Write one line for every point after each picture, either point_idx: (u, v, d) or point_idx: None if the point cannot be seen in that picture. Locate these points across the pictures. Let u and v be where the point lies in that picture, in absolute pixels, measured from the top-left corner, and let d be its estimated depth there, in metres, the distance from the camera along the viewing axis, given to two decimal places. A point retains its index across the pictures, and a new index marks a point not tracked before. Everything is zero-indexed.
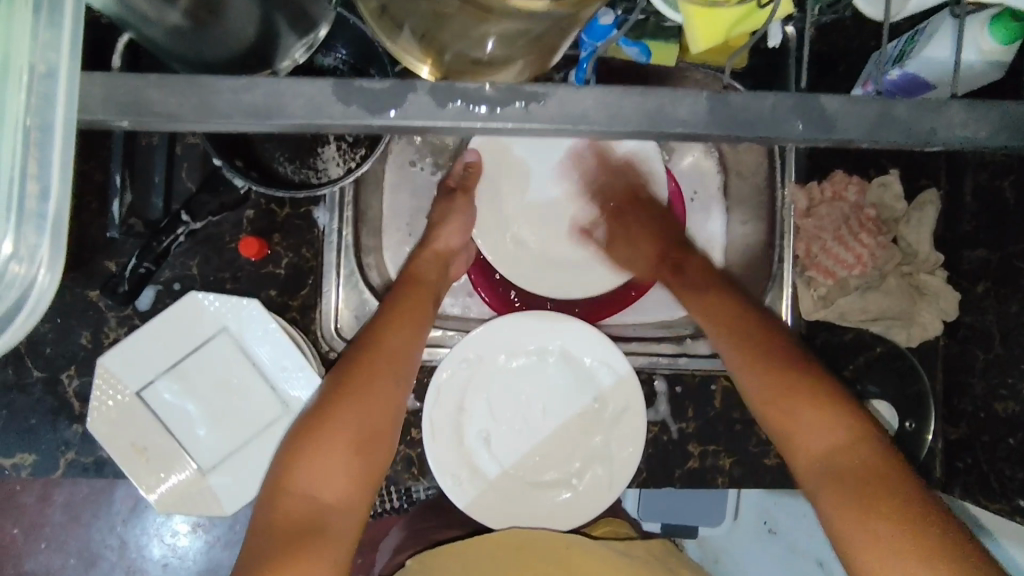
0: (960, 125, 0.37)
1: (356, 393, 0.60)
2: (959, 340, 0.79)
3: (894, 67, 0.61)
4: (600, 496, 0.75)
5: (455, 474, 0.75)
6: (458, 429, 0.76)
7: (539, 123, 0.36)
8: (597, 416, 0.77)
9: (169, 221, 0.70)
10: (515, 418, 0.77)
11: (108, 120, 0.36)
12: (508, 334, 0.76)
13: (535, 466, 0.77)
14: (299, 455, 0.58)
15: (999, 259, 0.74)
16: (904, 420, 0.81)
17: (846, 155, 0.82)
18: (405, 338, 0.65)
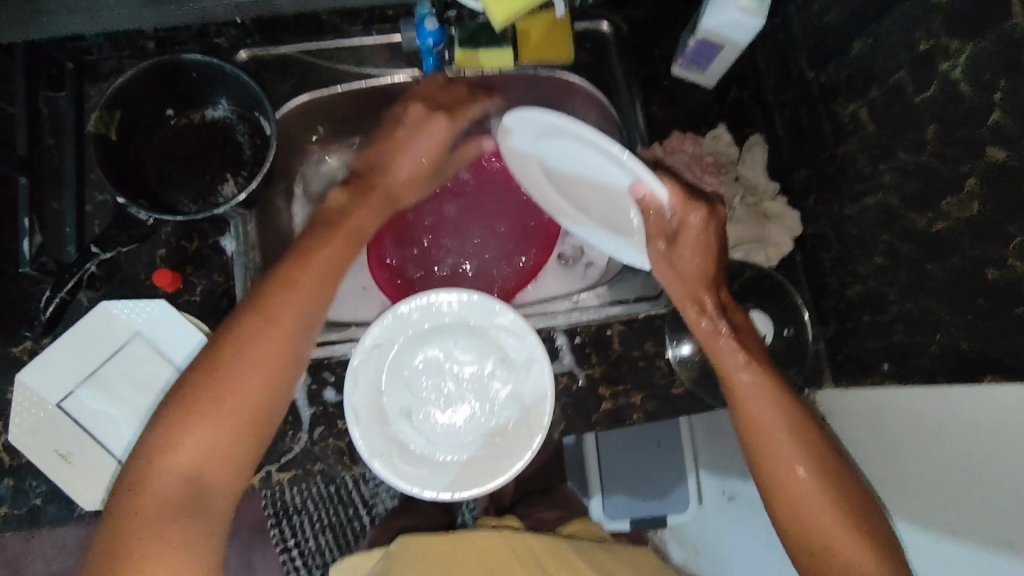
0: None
1: (238, 380, 0.66)
2: (809, 249, 0.91)
3: (692, 38, 0.88)
4: (521, 444, 0.80)
5: (383, 449, 0.80)
6: (379, 409, 0.81)
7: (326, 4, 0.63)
8: (505, 373, 0.84)
9: (81, 257, 0.76)
10: (432, 393, 0.84)
11: None
12: (411, 315, 0.83)
13: (457, 430, 0.83)
14: (173, 434, 0.64)
15: (815, 172, 0.87)
16: (783, 328, 0.90)
17: (680, 120, 0.96)
18: (279, 337, 0.68)
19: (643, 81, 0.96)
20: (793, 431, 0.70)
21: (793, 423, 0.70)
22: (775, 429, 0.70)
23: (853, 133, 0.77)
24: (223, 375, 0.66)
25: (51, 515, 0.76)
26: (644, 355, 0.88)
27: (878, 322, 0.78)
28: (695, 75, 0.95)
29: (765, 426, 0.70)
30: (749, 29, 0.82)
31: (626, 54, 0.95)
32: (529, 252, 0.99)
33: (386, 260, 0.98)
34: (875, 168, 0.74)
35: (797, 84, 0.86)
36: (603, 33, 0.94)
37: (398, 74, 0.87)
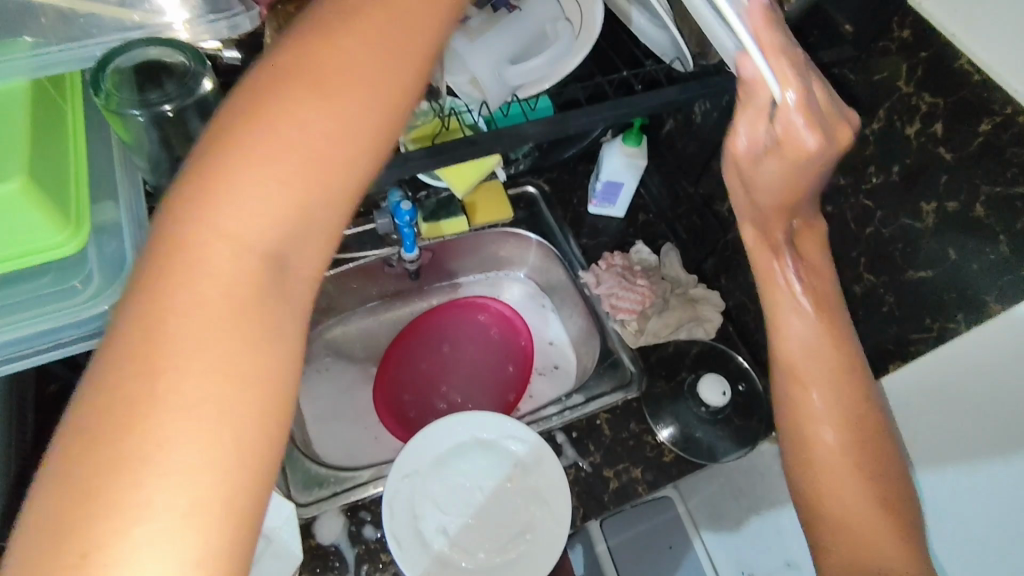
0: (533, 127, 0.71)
1: (208, 287, 0.41)
2: (735, 318, 1.12)
3: (598, 182, 1.16)
4: (553, 535, 0.89)
5: (429, 571, 0.86)
6: (418, 534, 0.88)
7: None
8: (522, 476, 0.94)
9: None
10: (461, 508, 0.92)
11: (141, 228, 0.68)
12: (430, 442, 0.94)
13: (493, 538, 0.90)
14: (138, 388, 0.38)
15: (719, 258, 1.12)
16: (738, 384, 1.07)
17: (607, 244, 1.20)
18: (271, 198, 0.44)
19: (571, 221, 1.22)
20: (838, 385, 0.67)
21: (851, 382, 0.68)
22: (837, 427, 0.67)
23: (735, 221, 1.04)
24: (202, 258, 0.42)
25: None
26: (632, 433, 1.02)
27: None
28: (609, 210, 1.21)
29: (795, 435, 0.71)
30: (635, 168, 1.12)
31: (553, 205, 1.22)
32: (515, 377, 1.18)
33: (394, 408, 1.14)
34: None
35: (684, 200, 1.15)
36: (531, 193, 1.22)
37: (380, 251, 1.12)
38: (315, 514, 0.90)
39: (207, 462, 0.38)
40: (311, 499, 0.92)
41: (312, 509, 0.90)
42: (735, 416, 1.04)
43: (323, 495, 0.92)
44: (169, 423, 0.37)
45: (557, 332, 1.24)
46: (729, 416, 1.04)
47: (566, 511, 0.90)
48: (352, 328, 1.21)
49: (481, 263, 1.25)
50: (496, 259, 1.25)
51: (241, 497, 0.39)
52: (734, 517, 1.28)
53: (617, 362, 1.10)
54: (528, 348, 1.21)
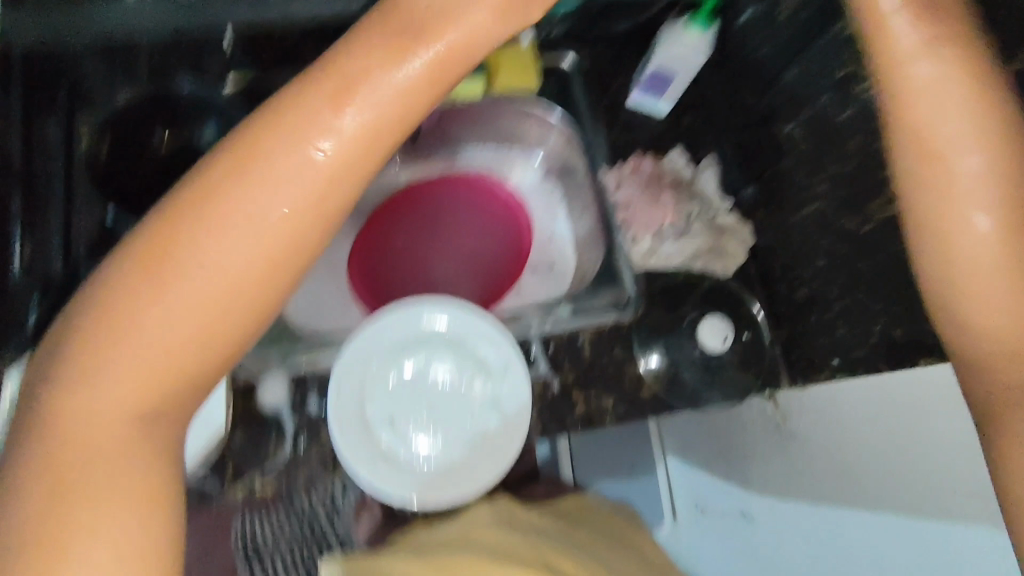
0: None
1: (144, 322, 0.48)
2: (762, 258, 0.98)
3: (645, 69, 0.98)
4: (506, 450, 0.84)
5: (367, 459, 0.82)
6: (363, 417, 0.84)
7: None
8: (485, 382, 0.87)
9: (73, 272, 0.81)
10: (413, 402, 0.86)
11: None
12: (390, 329, 0.85)
13: (438, 437, 0.85)
14: (76, 398, 0.48)
15: (763, 188, 0.95)
16: (741, 332, 0.96)
17: (640, 144, 1.04)
18: (217, 266, 0.48)
19: (604, 110, 1.04)
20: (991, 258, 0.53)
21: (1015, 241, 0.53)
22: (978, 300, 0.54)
23: (792, 149, 0.86)
24: (149, 298, 0.48)
25: None
26: (613, 360, 0.93)
27: (826, 322, 0.85)
28: (651, 106, 1.02)
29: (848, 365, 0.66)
30: (693, 62, 0.96)
31: (589, 85, 1.04)
32: (503, 271, 1.06)
33: (367, 280, 1.04)
34: (812, 180, 0.83)
35: (742, 109, 0.95)
36: (565, 69, 1.03)
37: None
38: (260, 376, 0.84)
39: (113, 476, 0.47)
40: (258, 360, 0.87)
41: (256, 371, 0.84)
42: (729, 364, 0.95)
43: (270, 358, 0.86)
44: (93, 421, 0.48)
45: (560, 227, 1.10)
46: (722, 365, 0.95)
47: (521, 426, 0.85)
48: None
49: (492, 134, 1.08)
50: (512, 134, 1.08)
51: (157, 491, 0.49)
52: (705, 452, 1.23)
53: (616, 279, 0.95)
54: (524, 242, 1.08)
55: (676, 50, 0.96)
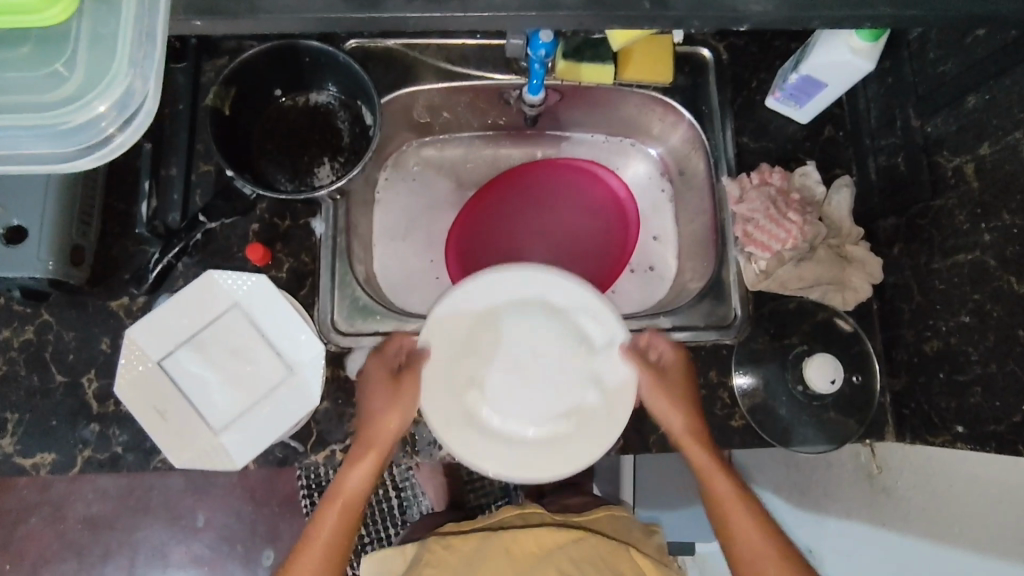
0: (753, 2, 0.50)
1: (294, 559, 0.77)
2: (888, 299, 0.89)
3: (793, 73, 0.87)
4: (605, 432, 0.77)
5: (455, 423, 0.78)
6: (437, 376, 0.78)
7: (476, 11, 0.49)
8: (585, 357, 0.81)
9: (188, 224, 0.82)
10: (505, 366, 0.82)
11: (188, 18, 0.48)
12: (487, 291, 0.80)
13: (519, 408, 0.80)
14: None
15: (905, 222, 0.86)
16: (851, 374, 0.89)
17: (769, 154, 0.96)
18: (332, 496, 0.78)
19: (737, 110, 0.96)
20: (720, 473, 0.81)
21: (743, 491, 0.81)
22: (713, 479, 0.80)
23: (955, 187, 0.77)
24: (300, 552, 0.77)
25: (130, 462, 0.81)
26: (707, 383, 0.89)
27: (956, 383, 0.78)
28: (791, 111, 0.94)
29: (716, 481, 0.80)
30: (854, 71, 0.82)
31: (724, 81, 0.96)
32: (603, 267, 1.03)
33: (461, 258, 1.02)
34: (974, 226, 0.74)
35: (898, 131, 0.85)
36: (703, 58, 0.96)
37: (500, 75, 0.94)
38: (352, 346, 0.85)
39: None
40: (353, 329, 0.87)
41: (350, 341, 0.86)
42: (833, 408, 0.89)
43: (364, 329, 0.87)
44: None
45: (664, 226, 1.05)
46: (823, 406, 0.89)
47: (622, 413, 0.78)
48: (445, 153, 1.05)
49: (610, 122, 1.03)
50: (630, 125, 1.03)
51: None
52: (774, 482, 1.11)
53: (720, 299, 0.92)
54: (627, 239, 1.03)
55: (837, 56, 0.81)
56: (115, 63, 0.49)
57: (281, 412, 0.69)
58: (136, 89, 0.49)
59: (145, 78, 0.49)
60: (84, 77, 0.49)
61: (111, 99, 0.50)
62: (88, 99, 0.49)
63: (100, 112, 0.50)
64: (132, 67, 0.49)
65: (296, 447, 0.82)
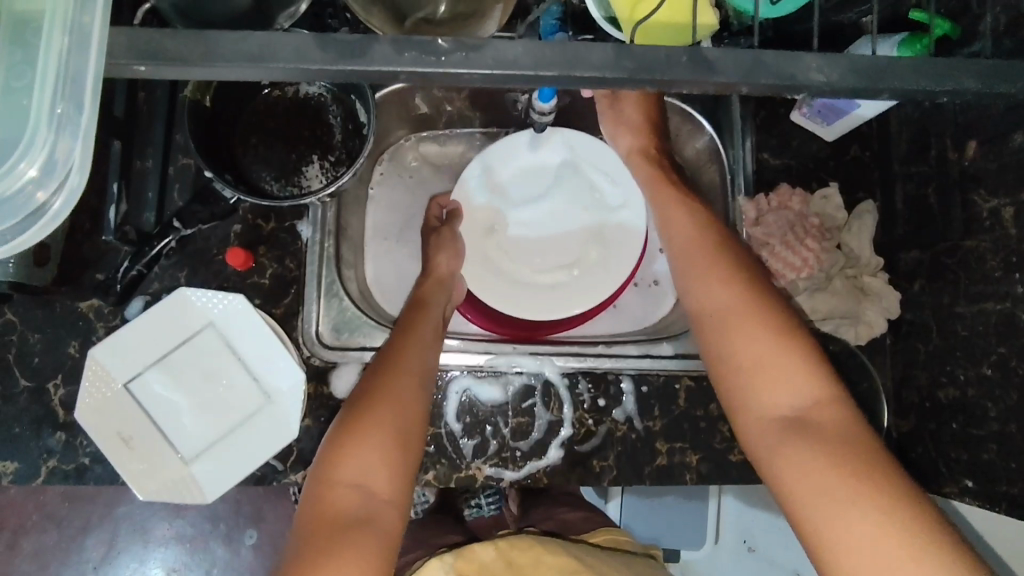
0: (817, 71, 0.39)
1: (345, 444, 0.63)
2: (903, 335, 0.85)
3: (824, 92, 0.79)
4: (600, 278, 0.90)
5: (490, 285, 0.90)
6: (478, 208, 0.91)
7: (481, 69, 0.38)
8: (597, 201, 0.91)
9: (161, 229, 0.76)
10: (530, 195, 0.92)
11: (128, 64, 0.37)
12: (504, 149, 0.91)
13: (534, 215, 0.91)
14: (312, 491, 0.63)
15: (929, 258, 0.81)
16: (858, 414, 0.85)
17: (790, 172, 0.90)
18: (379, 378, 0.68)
19: (759, 124, 0.89)
20: (739, 310, 0.62)
21: (797, 359, 0.59)
22: (738, 324, 0.61)
23: (989, 231, 0.71)
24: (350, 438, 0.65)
25: (97, 474, 0.76)
26: (708, 416, 0.84)
27: (969, 435, 0.74)
28: (817, 127, 0.88)
29: (778, 368, 0.59)
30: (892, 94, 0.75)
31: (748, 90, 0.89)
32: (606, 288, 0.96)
33: None
34: (1007, 275, 0.69)
35: (932, 160, 0.79)
36: None
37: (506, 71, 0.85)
38: (337, 361, 0.80)
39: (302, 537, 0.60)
40: (338, 343, 0.82)
41: (335, 356, 0.80)
42: None
43: (351, 344, 0.82)
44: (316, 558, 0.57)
45: None
46: None
47: (620, 264, 0.90)
48: (445, 149, 0.97)
49: None
50: None
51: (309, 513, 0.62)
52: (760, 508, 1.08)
53: None
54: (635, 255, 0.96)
55: None
56: (35, 124, 0.40)
57: (256, 442, 0.64)
58: (62, 152, 0.40)
59: (70, 132, 0.40)
60: (8, 136, 0.41)
61: (38, 163, 0.40)
62: (12, 160, 0.40)
63: (27, 176, 0.41)
64: (52, 127, 0.40)
65: (274, 466, 0.78)
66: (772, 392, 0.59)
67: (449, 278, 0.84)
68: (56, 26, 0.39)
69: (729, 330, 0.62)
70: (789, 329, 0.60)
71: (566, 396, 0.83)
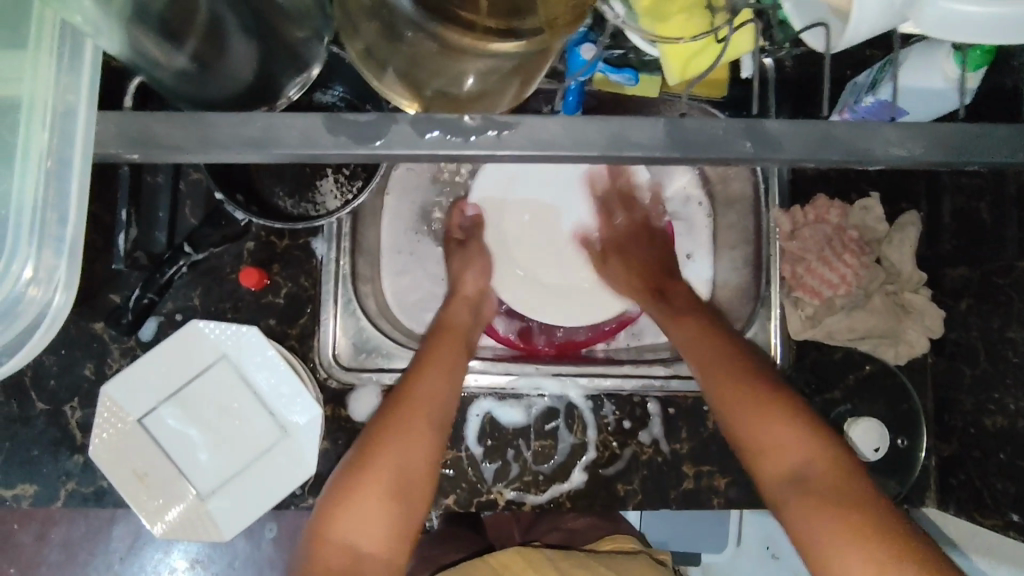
0: (896, 145, 0.37)
1: (355, 494, 0.60)
2: (946, 356, 0.81)
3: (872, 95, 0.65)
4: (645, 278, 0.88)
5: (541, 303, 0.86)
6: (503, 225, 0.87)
7: (512, 148, 0.36)
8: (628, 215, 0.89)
9: (172, 253, 0.73)
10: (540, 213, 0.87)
11: (120, 153, 0.37)
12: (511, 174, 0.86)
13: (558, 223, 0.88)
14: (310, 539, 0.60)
15: (978, 277, 0.76)
16: (896, 437, 0.82)
17: (828, 180, 0.85)
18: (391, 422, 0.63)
19: None
20: (761, 390, 0.64)
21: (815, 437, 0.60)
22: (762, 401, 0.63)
23: None
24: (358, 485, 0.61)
25: (116, 497, 0.76)
26: None
27: (1018, 468, 0.70)
28: None
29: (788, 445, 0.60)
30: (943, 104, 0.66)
31: None
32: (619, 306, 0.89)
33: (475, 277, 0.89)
34: None
35: (986, 172, 0.74)
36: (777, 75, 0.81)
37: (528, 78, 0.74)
38: (354, 384, 0.78)
39: None
40: (356, 363, 0.79)
41: (352, 378, 0.78)
42: (872, 470, 0.81)
43: (369, 366, 0.79)
44: None
45: (699, 244, 0.92)
46: (862, 469, 0.81)
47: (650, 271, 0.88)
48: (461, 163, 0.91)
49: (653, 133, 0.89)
50: None
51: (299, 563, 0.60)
52: None
53: (759, 339, 0.84)
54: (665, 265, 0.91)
55: (938, 92, 0.63)
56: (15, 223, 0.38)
57: (271, 479, 0.66)
58: (48, 263, 0.39)
59: (53, 244, 0.39)
60: None
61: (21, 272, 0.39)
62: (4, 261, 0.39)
63: (22, 276, 0.39)
64: (32, 234, 0.39)
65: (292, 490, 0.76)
66: (790, 452, 0.60)
67: (477, 297, 0.81)
68: (38, 119, 0.38)
69: (749, 416, 0.63)
70: (813, 418, 0.62)
71: (590, 418, 0.81)
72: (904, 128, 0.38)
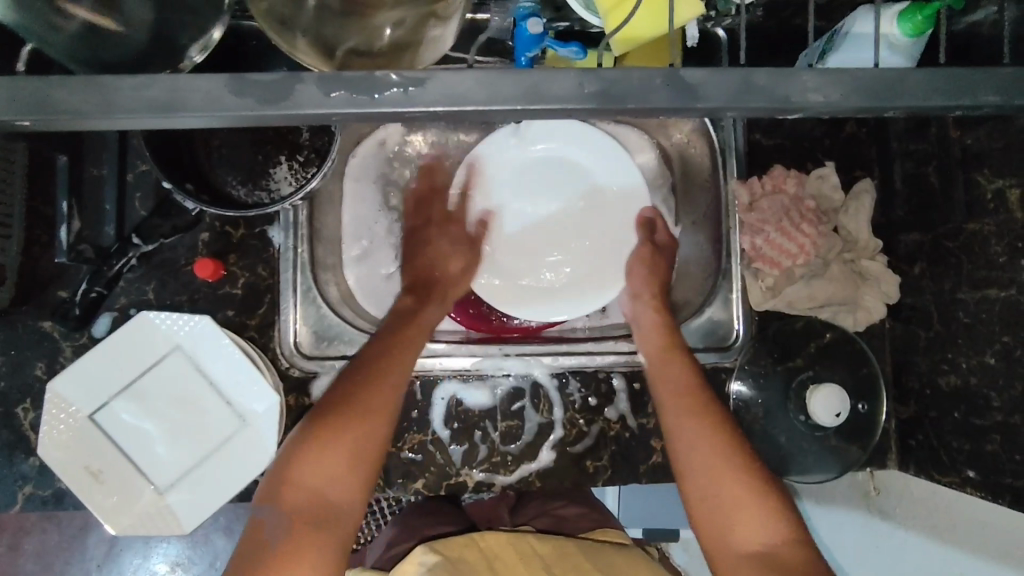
0: (815, 91, 0.38)
1: (331, 445, 0.56)
2: (903, 320, 0.82)
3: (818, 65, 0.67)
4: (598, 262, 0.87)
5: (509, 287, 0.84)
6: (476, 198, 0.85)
7: (431, 105, 0.36)
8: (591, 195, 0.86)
9: (120, 246, 0.73)
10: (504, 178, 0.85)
11: (13, 120, 0.35)
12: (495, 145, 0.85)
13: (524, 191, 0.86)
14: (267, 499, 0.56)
15: (930, 241, 0.77)
16: (856, 402, 0.83)
17: (784, 152, 0.85)
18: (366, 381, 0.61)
19: None
20: (720, 459, 0.61)
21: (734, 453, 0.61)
22: (719, 473, 0.61)
23: (993, 213, 0.68)
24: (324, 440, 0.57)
25: (75, 499, 0.74)
26: None
27: (971, 426, 0.72)
28: None
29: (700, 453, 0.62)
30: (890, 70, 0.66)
31: None
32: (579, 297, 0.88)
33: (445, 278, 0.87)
34: (1011, 261, 0.66)
35: (933, 137, 0.75)
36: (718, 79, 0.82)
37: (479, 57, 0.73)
38: (317, 372, 0.77)
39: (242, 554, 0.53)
40: (319, 352, 0.79)
41: (315, 366, 0.77)
42: (835, 436, 0.83)
43: (332, 353, 0.78)
44: None
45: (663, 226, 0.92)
46: (826, 436, 0.83)
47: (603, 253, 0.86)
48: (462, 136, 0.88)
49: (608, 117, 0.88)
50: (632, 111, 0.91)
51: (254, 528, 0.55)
52: None
53: (720, 314, 0.85)
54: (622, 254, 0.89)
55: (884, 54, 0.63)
56: None
57: (229, 469, 0.65)
58: None
59: None
60: None
61: None
62: None
63: None
64: None
65: None
66: (705, 465, 0.61)
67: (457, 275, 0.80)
68: None
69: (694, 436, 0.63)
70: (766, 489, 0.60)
71: (555, 397, 0.81)
72: (832, 79, 0.38)
